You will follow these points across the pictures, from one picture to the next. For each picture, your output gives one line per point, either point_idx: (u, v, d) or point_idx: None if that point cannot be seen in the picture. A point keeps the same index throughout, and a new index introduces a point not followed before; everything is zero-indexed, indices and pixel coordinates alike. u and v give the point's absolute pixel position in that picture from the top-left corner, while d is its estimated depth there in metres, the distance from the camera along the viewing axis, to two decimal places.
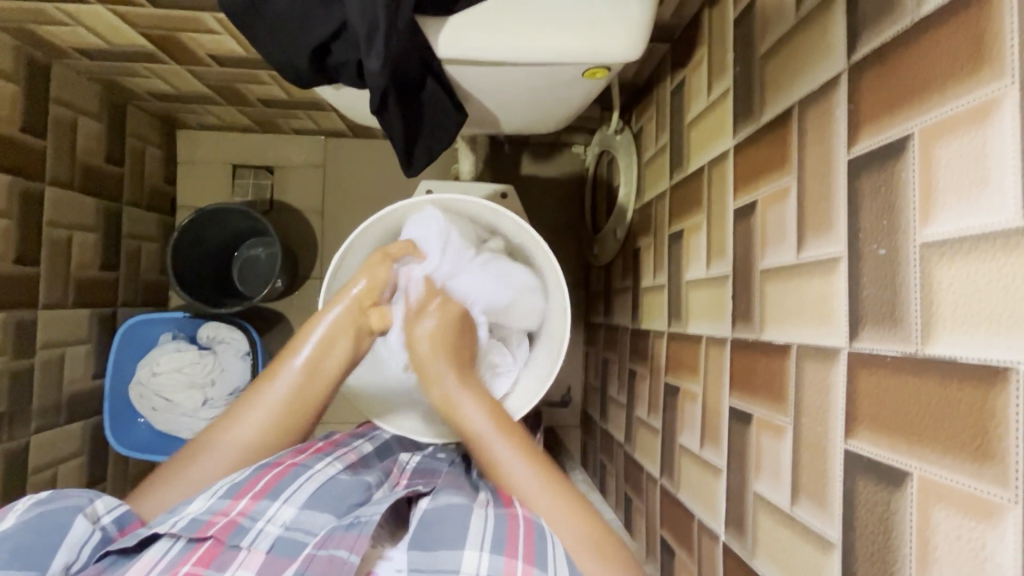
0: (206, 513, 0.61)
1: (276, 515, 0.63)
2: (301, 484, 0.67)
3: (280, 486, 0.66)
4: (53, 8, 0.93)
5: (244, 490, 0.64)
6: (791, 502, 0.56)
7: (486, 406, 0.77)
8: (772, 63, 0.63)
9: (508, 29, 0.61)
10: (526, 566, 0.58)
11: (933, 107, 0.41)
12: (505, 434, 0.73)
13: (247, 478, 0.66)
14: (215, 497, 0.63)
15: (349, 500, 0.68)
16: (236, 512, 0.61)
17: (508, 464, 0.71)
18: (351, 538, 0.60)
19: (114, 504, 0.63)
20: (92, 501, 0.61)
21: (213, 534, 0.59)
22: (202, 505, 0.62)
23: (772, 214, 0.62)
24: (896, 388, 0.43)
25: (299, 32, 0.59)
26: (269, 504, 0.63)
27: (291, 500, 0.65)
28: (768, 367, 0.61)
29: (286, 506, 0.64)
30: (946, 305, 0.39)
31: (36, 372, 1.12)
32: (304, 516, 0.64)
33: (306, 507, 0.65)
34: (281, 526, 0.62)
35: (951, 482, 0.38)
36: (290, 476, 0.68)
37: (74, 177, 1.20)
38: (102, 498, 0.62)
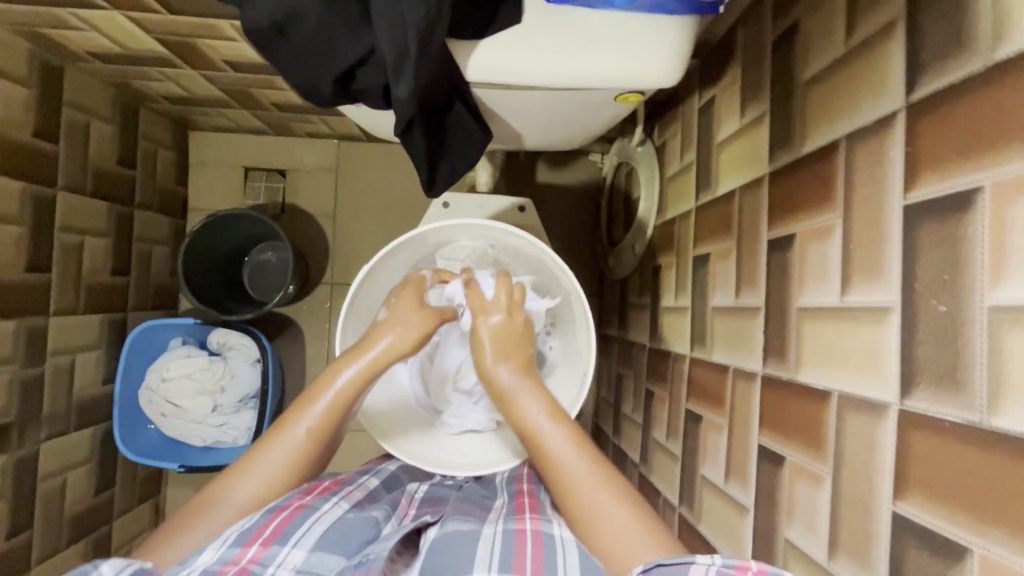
0: (216, 564, 0.56)
1: (286, 560, 0.58)
2: (309, 527, 0.63)
3: (290, 528, 0.61)
4: (68, 13, 0.91)
5: (253, 536, 0.59)
6: (827, 556, 0.53)
7: (547, 402, 0.71)
8: (816, 93, 0.60)
9: (546, 48, 0.58)
10: None
11: (1005, 162, 0.38)
12: (562, 426, 0.68)
13: (255, 523, 0.61)
14: (225, 546, 0.58)
15: (358, 539, 0.64)
16: (246, 561, 0.57)
17: (562, 455, 0.66)
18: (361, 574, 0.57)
19: (122, 565, 0.53)
20: (95, 567, 0.52)
21: None
22: (211, 555, 0.57)
23: (811, 250, 0.60)
24: (957, 457, 0.40)
25: (325, 57, 0.56)
26: (279, 549, 0.59)
27: (300, 544, 0.60)
28: (804, 410, 0.59)
29: (295, 551, 0.59)
30: (1017, 375, 0.37)
31: (47, 379, 1.11)
32: (315, 559, 0.59)
33: (317, 550, 0.60)
34: (292, 571, 0.57)
35: (1020, 566, 0.36)
36: (300, 517, 0.63)
37: (87, 182, 1.18)
38: (106, 563, 0.53)
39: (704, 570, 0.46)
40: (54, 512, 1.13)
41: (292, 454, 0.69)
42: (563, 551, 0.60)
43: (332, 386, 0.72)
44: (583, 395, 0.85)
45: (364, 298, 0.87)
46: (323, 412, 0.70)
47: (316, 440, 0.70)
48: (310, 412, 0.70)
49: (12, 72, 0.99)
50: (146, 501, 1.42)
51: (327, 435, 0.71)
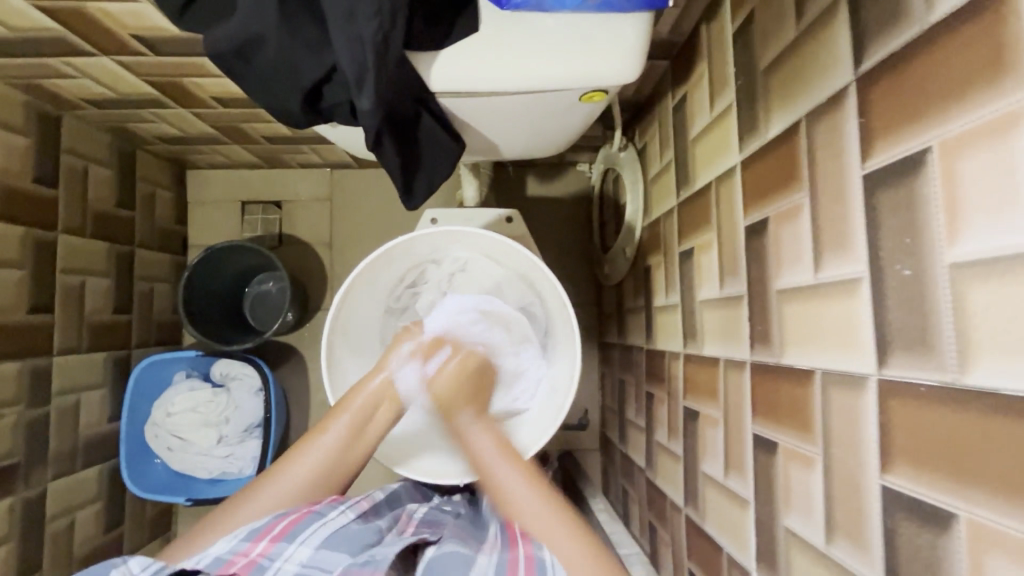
0: (228, 553, 0.62)
1: (292, 556, 0.62)
2: (315, 529, 0.66)
3: (296, 529, 0.65)
4: (60, 63, 0.95)
5: (262, 533, 0.64)
6: (825, 540, 0.52)
7: (495, 437, 0.79)
8: (776, 77, 0.61)
9: (504, 56, 0.60)
10: None
11: (950, 120, 0.38)
12: (522, 468, 0.75)
13: (265, 523, 0.66)
14: (236, 539, 0.63)
15: (361, 541, 0.68)
16: (256, 554, 0.62)
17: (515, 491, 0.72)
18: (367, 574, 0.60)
19: (148, 562, 0.59)
20: (125, 560, 0.59)
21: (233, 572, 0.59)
22: (224, 548, 0.63)
23: (785, 232, 0.60)
24: (934, 422, 0.39)
25: (292, 78, 0.60)
26: (286, 546, 0.63)
27: (307, 542, 0.64)
28: (791, 393, 0.58)
29: (302, 548, 0.63)
30: (982, 330, 0.36)
31: (52, 419, 1.12)
32: (320, 556, 0.63)
33: (320, 548, 0.64)
34: (297, 565, 0.61)
35: (1004, 528, 0.34)
36: (307, 520, 0.67)
37: (87, 223, 1.22)
38: (136, 558, 0.59)
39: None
40: (63, 552, 1.13)
41: (316, 466, 0.75)
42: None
43: (356, 399, 0.80)
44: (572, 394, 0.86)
45: (349, 313, 0.89)
46: (349, 423, 0.78)
47: (340, 449, 0.77)
48: (337, 423, 0.77)
49: (10, 123, 1.03)
50: (156, 539, 1.42)
51: (352, 445, 0.78)
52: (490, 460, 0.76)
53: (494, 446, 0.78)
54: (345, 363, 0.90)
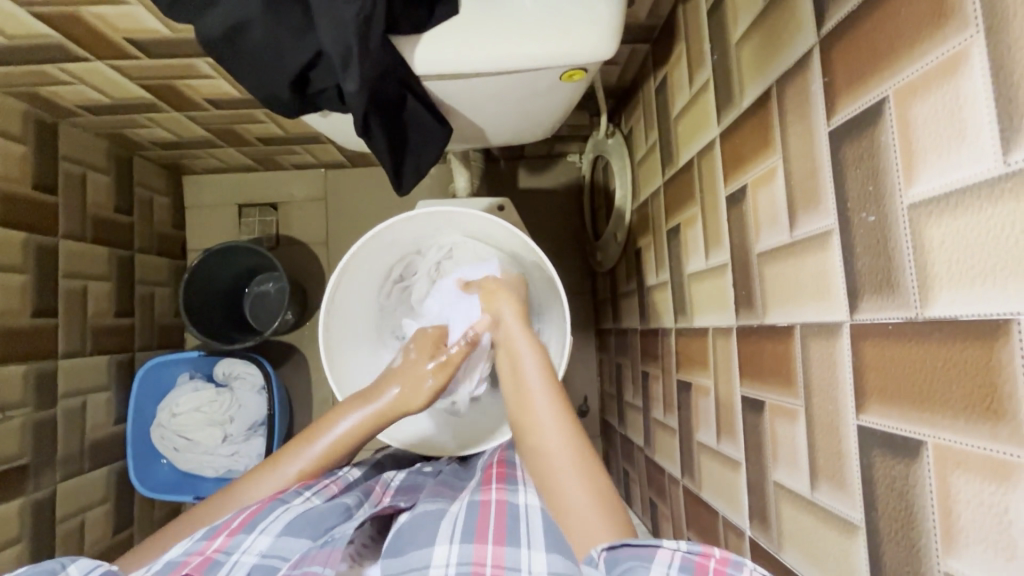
0: (182, 555, 0.64)
1: (251, 546, 0.64)
2: (277, 516, 0.69)
3: (256, 519, 0.68)
4: (56, 69, 0.98)
5: (219, 530, 0.67)
6: (810, 487, 0.53)
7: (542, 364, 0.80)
8: (748, 49, 0.64)
9: (484, 38, 0.64)
10: (495, 548, 0.59)
11: (903, 69, 0.40)
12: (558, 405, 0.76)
13: (224, 520, 0.69)
14: (192, 541, 0.66)
15: (325, 523, 0.68)
16: (211, 551, 0.64)
17: (545, 422, 0.74)
18: (324, 554, 0.60)
19: (90, 566, 0.62)
20: (65, 566, 0.61)
21: (188, 571, 0.61)
22: (179, 550, 0.65)
23: (761, 196, 0.61)
24: (900, 356, 0.41)
25: (277, 64, 0.64)
26: (244, 537, 0.65)
27: (267, 530, 0.66)
28: (774, 351, 0.59)
29: (261, 536, 0.65)
30: (940, 262, 0.38)
31: (59, 420, 1.14)
32: (281, 543, 0.65)
33: (282, 535, 0.66)
34: (256, 555, 0.63)
35: (967, 447, 0.36)
36: (267, 510, 0.69)
37: (87, 229, 1.24)
38: (76, 563, 0.62)
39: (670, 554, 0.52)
40: (75, 553, 1.14)
41: (290, 479, 0.79)
42: (524, 513, 0.66)
43: (336, 428, 0.81)
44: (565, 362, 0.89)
45: (343, 297, 0.91)
46: (322, 450, 0.80)
47: (308, 476, 0.79)
48: (313, 447, 0.80)
49: (9, 131, 1.06)
50: None
51: (319, 472, 0.80)
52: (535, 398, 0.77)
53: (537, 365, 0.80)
54: (341, 346, 0.92)
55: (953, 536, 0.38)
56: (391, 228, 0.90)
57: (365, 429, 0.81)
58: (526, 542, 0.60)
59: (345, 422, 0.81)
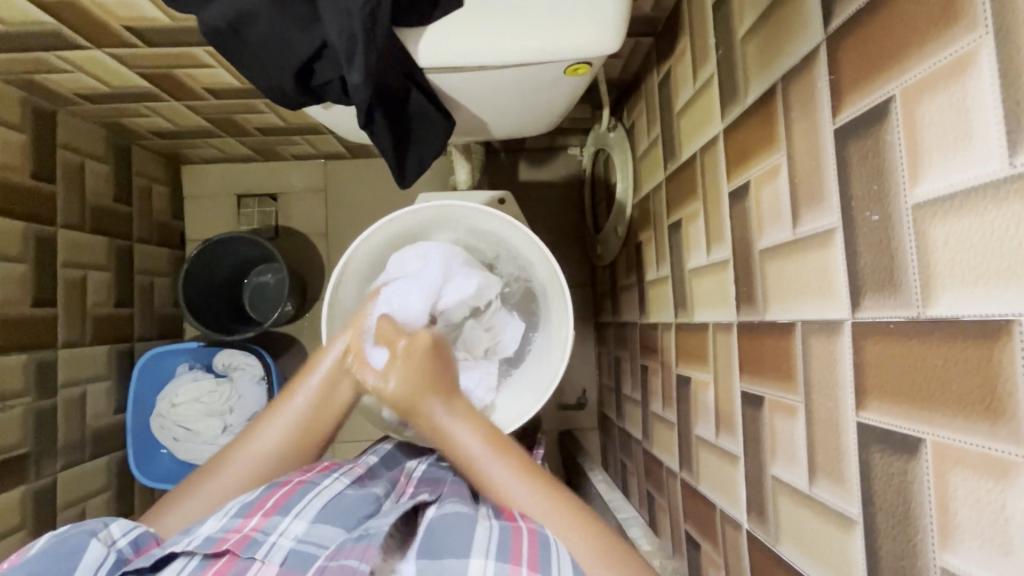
0: (220, 531, 0.63)
1: (288, 529, 0.64)
2: (309, 500, 0.69)
3: (290, 502, 0.68)
4: (55, 57, 0.97)
5: (255, 508, 0.66)
6: (808, 483, 0.54)
7: (482, 429, 0.72)
8: (753, 44, 0.63)
9: (488, 30, 0.64)
10: (530, 575, 0.57)
11: (910, 69, 0.40)
12: (509, 459, 0.70)
13: (258, 497, 0.68)
14: (227, 517, 0.65)
15: (357, 513, 0.69)
16: (249, 529, 0.63)
17: (508, 488, 0.68)
18: (361, 548, 0.61)
19: (129, 527, 0.66)
20: (106, 525, 0.64)
21: (228, 549, 0.61)
22: (215, 525, 0.64)
23: (765, 193, 0.62)
24: (901, 354, 0.42)
25: (282, 54, 0.64)
26: (280, 519, 0.65)
27: (301, 515, 0.67)
28: (775, 347, 0.60)
29: (296, 521, 0.66)
30: (943, 261, 0.38)
31: (59, 410, 1.14)
32: (316, 530, 0.66)
33: (316, 522, 0.67)
34: (293, 539, 0.64)
35: (966, 445, 0.37)
36: (300, 492, 0.69)
37: (86, 219, 1.24)
38: (116, 523, 0.65)
39: None
40: None
41: (293, 422, 0.76)
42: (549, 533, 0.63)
43: (322, 366, 0.79)
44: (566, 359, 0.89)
45: (348, 293, 0.92)
46: (317, 388, 0.78)
47: (307, 415, 0.77)
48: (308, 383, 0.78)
49: (7, 119, 1.05)
50: None
51: (319, 410, 0.78)
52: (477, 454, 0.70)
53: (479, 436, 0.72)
54: None
55: (950, 532, 0.38)
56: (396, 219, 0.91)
57: (344, 362, 0.80)
58: (560, 574, 0.57)
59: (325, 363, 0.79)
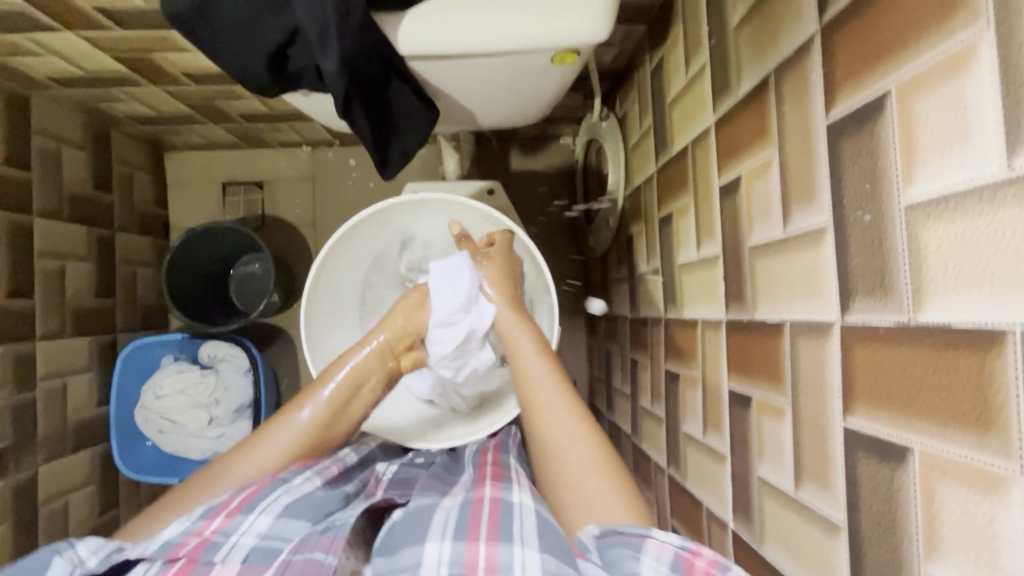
0: (180, 535, 0.62)
1: (250, 527, 0.63)
2: (276, 497, 0.68)
3: (255, 500, 0.67)
4: (24, 39, 0.93)
5: (218, 509, 0.65)
6: (794, 486, 0.53)
7: (538, 343, 0.78)
8: (747, 33, 0.61)
9: (470, 16, 0.62)
10: (488, 547, 0.57)
11: (906, 63, 0.39)
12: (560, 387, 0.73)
13: (223, 499, 0.67)
14: (190, 520, 0.64)
15: (323, 509, 0.69)
16: (210, 531, 0.62)
17: (546, 408, 0.72)
18: (327, 540, 0.61)
19: (99, 545, 0.63)
20: (73, 544, 0.62)
21: (184, 554, 0.59)
22: (177, 529, 0.63)
23: (756, 188, 0.60)
24: (890, 360, 0.40)
25: (255, 40, 0.62)
26: (243, 518, 0.64)
27: (265, 512, 0.66)
28: (763, 346, 0.59)
29: (260, 517, 0.65)
30: (936, 267, 0.37)
31: (39, 403, 1.12)
32: (279, 525, 0.65)
33: (282, 516, 0.66)
34: (255, 537, 0.63)
35: (955, 456, 0.36)
36: (267, 490, 0.69)
37: (63, 207, 1.21)
38: (84, 542, 0.63)
39: (659, 545, 0.52)
40: (59, 536, 1.14)
41: (299, 436, 0.77)
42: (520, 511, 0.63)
43: (335, 378, 0.80)
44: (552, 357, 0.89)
45: (325, 288, 0.90)
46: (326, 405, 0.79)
47: (317, 427, 0.78)
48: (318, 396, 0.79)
49: None
50: None
51: (329, 425, 0.79)
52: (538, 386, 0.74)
53: (536, 350, 0.78)
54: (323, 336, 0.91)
55: (935, 543, 0.38)
56: (374, 211, 0.87)
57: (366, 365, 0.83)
58: (520, 538, 0.58)
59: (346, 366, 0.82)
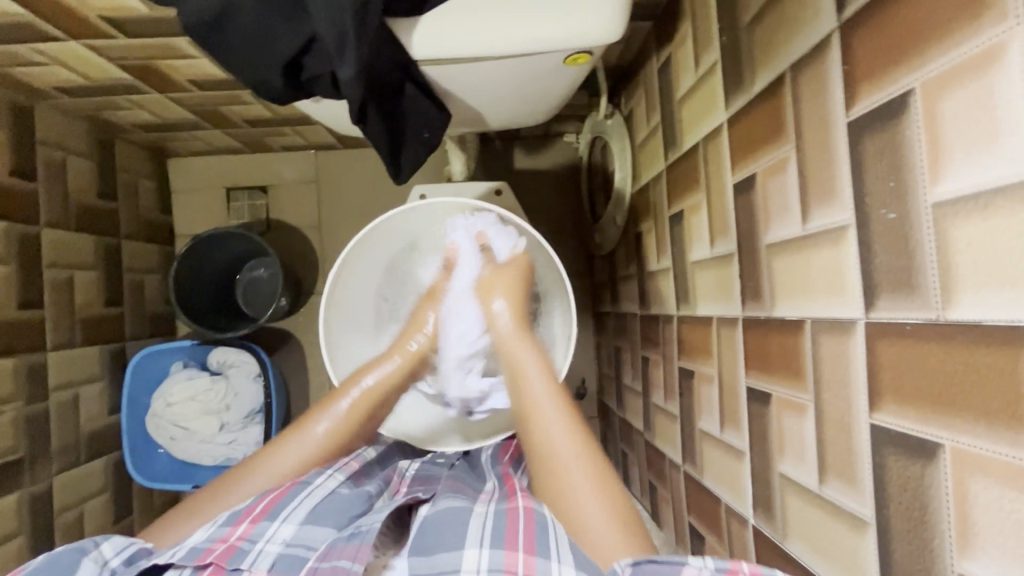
0: (206, 541, 0.63)
1: (276, 534, 0.64)
2: (300, 501, 0.68)
3: (278, 506, 0.67)
4: (29, 49, 0.93)
5: (244, 515, 0.66)
6: (819, 481, 0.53)
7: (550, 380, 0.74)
8: (760, 30, 0.61)
9: (483, 21, 0.62)
10: (526, 557, 0.58)
11: (931, 61, 0.39)
12: (561, 412, 0.72)
13: (247, 505, 0.68)
14: (215, 527, 0.65)
15: (350, 512, 0.69)
16: (236, 538, 0.63)
17: (552, 434, 0.70)
18: (353, 547, 0.60)
19: (122, 546, 0.64)
20: (98, 544, 0.63)
21: (213, 560, 0.60)
22: (202, 535, 0.64)
23: (772, 186, 0.60)
24: (918, 357, 0.41)
25: (269, 48, 0.62)
26: (269, 524, 0.65)
27: (290, 518, 0.66)
28: (783, 344, 0.59)
29: (285, 525, 0.65)
30: (965, 265, 0.37)
31: (52, 414, 1.12)
32: (304, 532, 0.65)
33: (305, 524, 0.66)
34: (281, 544, 0.63)
35: (988, 452, 0.36)
36: (290, 495, 0.69)
37: (70, 217, 1.20)
38: (108, 541, 0.64)
39: (696, 571, 0.52)
40: None
41: (321, 442, 0.78)
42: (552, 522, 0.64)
43: (351, 394, 0.80)
44: (569, 360, 0.88)
45: (343, 290, 0.90)
46: (346, 413, 0.79)
47: (336, 437, 0.79)
48: (337, 405, 0.79)
49: None
50: None
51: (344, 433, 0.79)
52: (539, 399, 0.73)
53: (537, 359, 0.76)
54: (340, 338, 0.92)
55: (969, 539, 0.38)
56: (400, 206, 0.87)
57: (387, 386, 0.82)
58: (556, 553, 0.58)
59: (367, 378, 0.81)
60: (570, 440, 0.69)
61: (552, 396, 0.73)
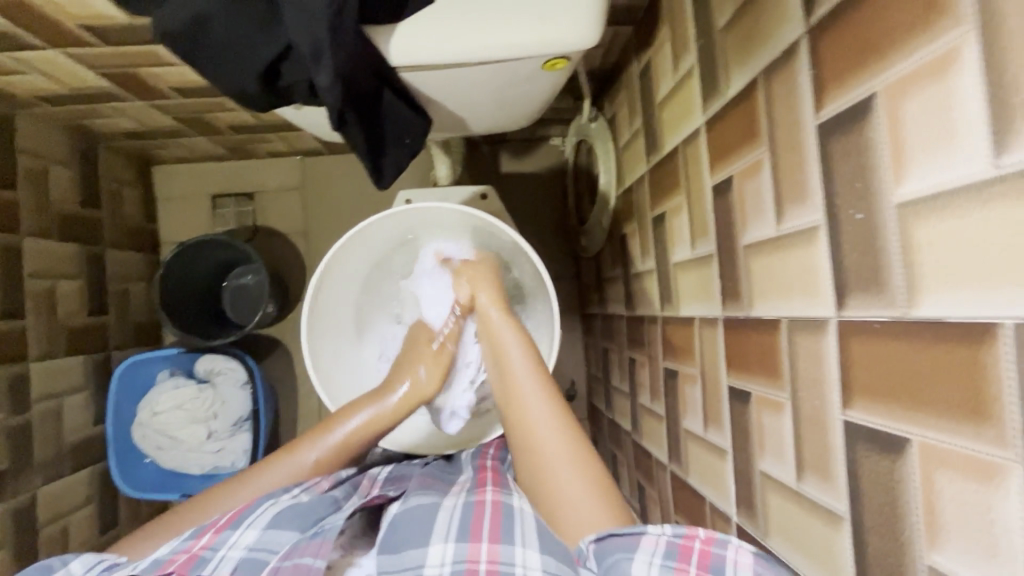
0: (169, 553, 0.64)
1: (237, 541, 0.65)
2: (261, 511, 0.69)
3: (242, 516, 0.68)
4: (7, 58, 0.92)
5: (206, 528, 0.67)
6: (797, 478, 0.54)
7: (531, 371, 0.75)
8: (733, 35, 0.62)
9: (461, 27, 0.63)
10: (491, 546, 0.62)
11: (892, 65, 0.40)
12: (550, 401, 0.72)
13: (210, 521, 0.69)
14: (180, 540, 0.66)
15: (314, 515, 0.69)
16: (199, 547, 0.64)
17: (541, 420, 0.71)
18: (314, 545, 0.62)
19: (91, 562, 0.65)
20: (65, 564, 0.64)
21: (173, 568, 0.61)
22: (166, 548, 0.65)
23: (748, 187, 0.61)
24: (887, 354, 0.42)
25: (247, 56, 0.62)
26: (231, 533, 0.66)
27: (253, 525, 0.67)
28: (761, 343, 0.59)
29: (248, 531, 0.66)
30: (929, 264, 0.38)
31: (35, 425, 1.11)
32: (267, 536, 0.65)
33: (267, 528, 0.66)
34: (243, 549, 0.64)
35: (953, 446, 0.37)
36: (253, 507, 0.70)
37: (52, 226, 1.19)
38: (77, 560, 0.65)
39: (655, 538, 0.54)
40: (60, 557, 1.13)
41: (307, 469, 0.78)
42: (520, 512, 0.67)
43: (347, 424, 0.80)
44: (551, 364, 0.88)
45: (326, 296, 0.90)
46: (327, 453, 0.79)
47: (322, 467, 0.79)
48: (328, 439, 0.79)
49: None
50: None
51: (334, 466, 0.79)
52: (527, 394, 0.73)
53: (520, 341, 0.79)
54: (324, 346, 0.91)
55: (938, 532, 0.39)
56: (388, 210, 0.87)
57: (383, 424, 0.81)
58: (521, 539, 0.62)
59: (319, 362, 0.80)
60: (556, 426, 0.69)
61: (537, 382, 0.74)
